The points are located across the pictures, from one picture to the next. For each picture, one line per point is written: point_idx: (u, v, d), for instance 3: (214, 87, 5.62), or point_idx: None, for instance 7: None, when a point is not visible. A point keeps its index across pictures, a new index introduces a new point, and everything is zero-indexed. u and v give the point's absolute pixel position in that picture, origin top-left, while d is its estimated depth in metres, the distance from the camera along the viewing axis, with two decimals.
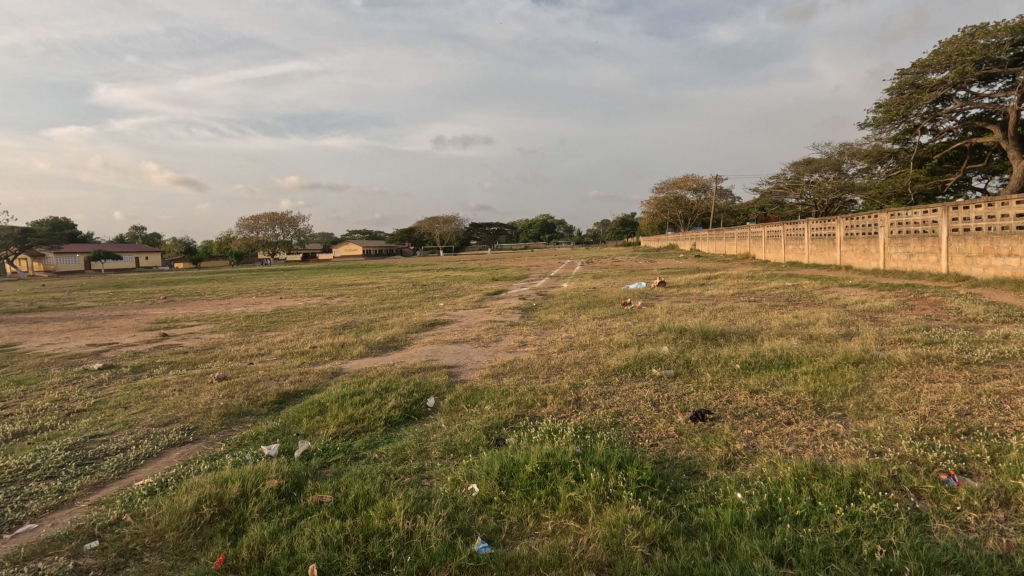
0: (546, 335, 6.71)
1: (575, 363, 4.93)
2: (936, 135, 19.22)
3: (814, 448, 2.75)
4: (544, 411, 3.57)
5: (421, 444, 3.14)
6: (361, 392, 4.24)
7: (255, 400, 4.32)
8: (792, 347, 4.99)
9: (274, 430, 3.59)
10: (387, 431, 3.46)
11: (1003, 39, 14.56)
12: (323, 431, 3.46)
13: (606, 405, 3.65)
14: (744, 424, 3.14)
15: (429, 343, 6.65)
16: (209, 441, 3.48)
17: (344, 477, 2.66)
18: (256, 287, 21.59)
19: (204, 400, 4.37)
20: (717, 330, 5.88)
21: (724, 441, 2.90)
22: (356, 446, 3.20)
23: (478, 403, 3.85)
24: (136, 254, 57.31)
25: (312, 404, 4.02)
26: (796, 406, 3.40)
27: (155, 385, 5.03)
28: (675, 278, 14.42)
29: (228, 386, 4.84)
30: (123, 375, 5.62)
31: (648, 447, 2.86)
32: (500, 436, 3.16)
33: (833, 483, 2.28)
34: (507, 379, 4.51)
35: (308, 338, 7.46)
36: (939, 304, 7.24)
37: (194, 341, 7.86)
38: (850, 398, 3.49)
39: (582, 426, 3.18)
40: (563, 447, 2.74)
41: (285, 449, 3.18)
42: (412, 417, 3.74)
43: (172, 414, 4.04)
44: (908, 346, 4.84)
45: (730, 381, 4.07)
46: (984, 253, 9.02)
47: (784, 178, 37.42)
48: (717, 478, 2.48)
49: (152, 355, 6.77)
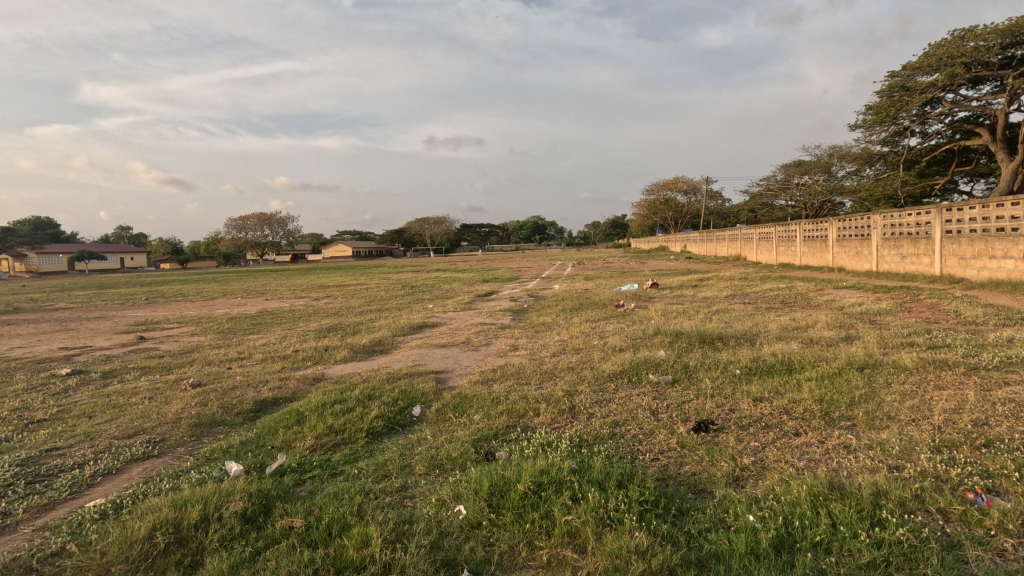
0: (538, 338, 6.49)
1: (568, 369, 4.72)
2: (924, 139, 19.37)
3: (827, 462, 2.57)
4: (536, 421, 3.35)
5: (405, 458, 2.90)
6: (343, 400, 3.99)
7: (230, 409, 4.05)
8: (793, 352, 4.83)
9: (247, 443, 3.32)
10: (368, 444, 3.21)
11: (993, 42, 14.69)
12: (300, 443, 3.21)
13: (603, 414, 3.45)
14: (749, 436, 2.96)
15: (416, 347, 6.39)
16: (175, 455, 3.20)
17: (318, 498, 2.42)
18: (242, 287, 21.15)
19: (175, 410, 4.09)
20: (715, 333, 5.70)
21: (729, 454, 2.71)
22: (335, 460, 2.96)
23: (467, 412, 3.63)
24: (120, 254, 56.23)
25: (290, 413, 3.76)
26: (803, 415, 3.23)
27: (125, 392, 4.72)
28: (668, 279, 14.30)
29: (202, 393, 4.55)
30: (92, 382, 5.30)
31: (649, 462, 2.66)
32: (490, 449, 2.94)
33: (853, 504, 2.10)
34: (498, 386, 4.29)
35: (291, 341, 7.16)
36: (937, 307, 7.14)
37: (172, 344, 7.53)
38: (860, 406, 3.32)
39: (578, 438, 2.97)
40: (557, 463, 2.52)
41: (256, 464, 2.92)
42: (396, 427, 3.50)
43: (138, 425, 3.75)
44: (911, 350, 4.69)
45: (731, 387, 3.88)
46: (978, 255, 8.97)
47: (774, 180, 37.63)
48: (725, 498, 2.28)
49: (124, 360, 6.43)
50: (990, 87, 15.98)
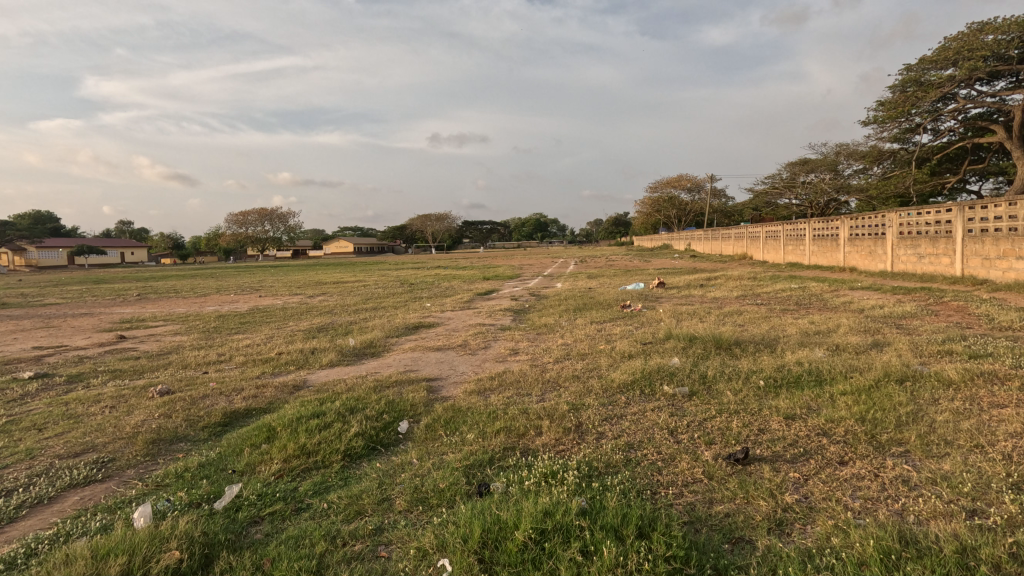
0: (540, 342, 6.02)
1: (573, 378, 4.26)
2: (936, 136, 18.86)
3: (888, 504, 2.12)
4: (537, 443, 2.91)
5: (384, 489, 2.48)
6: (321, 414, 3.55)
7: (195, 422, 3.63)
8: (820, 361, 4.36)
9: (207, 465, 2.90)
10: (343, 469, 2.79)
11: (1013, 35, 14.16)
12: (265, 468, 2.79)
13: (614, 434, 3.02)
14: (788, 465, 2.53)
15: (410, 351, 5.94)
16: (122, 480, 2.79)
17: (274, 546, 2.02)
18: (238, 283, 20.69)
19: (134, 423, 3.66)
20: (732, 338, 5.24)
21: (768, 489, 2.28)
22: (302, 490, 2.53)
23: (459, 429, 3.20)
24: (121, 247, 55.77)
25: (260, 428, 3.34)
26: (846, 438, 2.80)
27: (85, 400, 4.30)
28: (674, 279, 13.83)
29: (169, 402, 4.13)
30: (55, 387, 4.88)
31: (672, 500, 2.24)
32: (484, 480, 2.50)
33: (935, 568, 1.67)
34: (497, 397, 3.85)
35: (277, 342, 6.74)
36: (965, 310, 6.69)
37: (151, 344, 7.13)
38: (912, 429, 2.86)
39: (587, 466, 2.54)
40: (564, 502, 2.11)
41: (208, 496, 2.50)
42: (378, 448, 3.08)
43: (89, 441, 3.33)
44: (951, 360, 4.23)
45: (756, 403, 3.45)
46: (1004, 255, 8.48)
47: (780, 178, 37.09)
48: (770, 551, 1.86)
49: (97, 362, 6.00)
50: (1005, 82, 15.43)
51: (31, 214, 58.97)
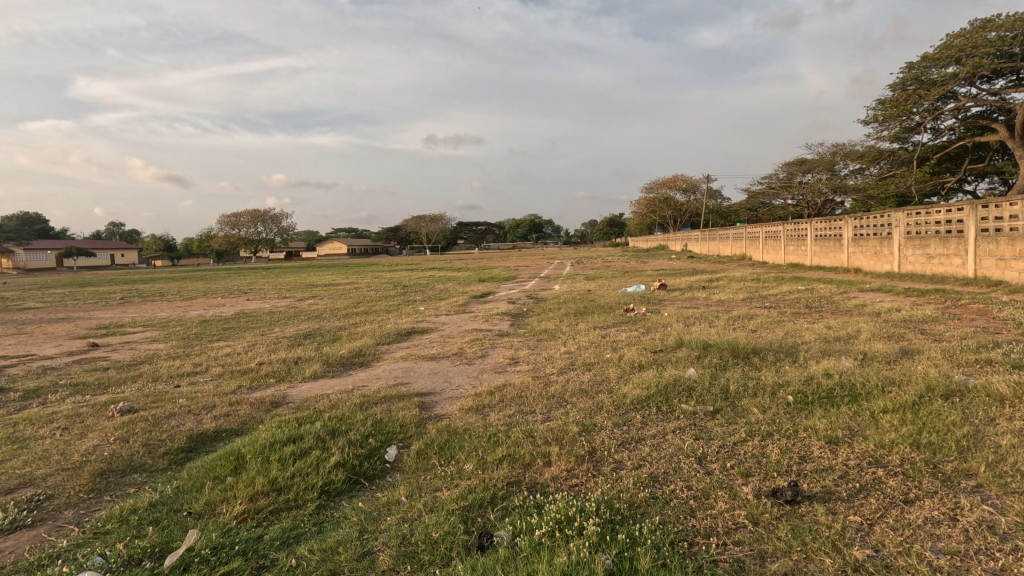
0: (542, 350, 5.59)
1: (580, 394, 3.84)
2: (936, 134, 18.66)
3: (982, 562, 1.74)
4: (546, 475, 2.51)
5: (366, 540, 2.05)
6: (298, 438, 3.11)
7: (154, 449, 3.19)
8: (851, 372, 3.99)
9: (159, 506, 2.46)
10: (319, 510, 2.37)
11: (1016, 32, 13.98)
12: (227, 509, 2.36)
13: (634, 463, 2.62)
14: (845, 505, 2.15)
15: (401, 361, 5.48)
16: (56, 525, 2.35)
17: None
18: (227, 287, 19.98)
19: (85, 448, 3.21)
20: (749, 346, 4.84)
21: (830, 541, 1.89)
22: (269, 540, 2.11)
23: (456, 457, 2.79)
24: (110, 250, 54.67)
25: (227, 457, 2.90)
26: (904, 470, 2.41)
27: (38, 421, 3.82)
28: (675, 280, 13.47)
29: (130, 423, 3.67)
30: (8, 405, 4.38)
31: (715, 555, 1.84)
32: (485, 527, 2.09)
33: None
34: (497, 415, 3.44)
35: (257, 352, 6.23)
36: (987, 313, 6.35)
37: (124, 353, 6.62)
38: (978, 457, 2.48)
39: (607, 508, 2.13)
40: (587, 563, 1.71)
41: (154, 549, 2.06)
42: (361, 481, 2.66)
43: (28, 473, 2.88)
44: (995, 370, 3.86)
45: (790, 423, 3.06)
46: (1020, 256, 8.17)
47: (776, 178, 36.97)
48: None
49: (60, 374, 5.49)
50: (1007, 80, 15.18)
51: (19, 215, 57.79)
